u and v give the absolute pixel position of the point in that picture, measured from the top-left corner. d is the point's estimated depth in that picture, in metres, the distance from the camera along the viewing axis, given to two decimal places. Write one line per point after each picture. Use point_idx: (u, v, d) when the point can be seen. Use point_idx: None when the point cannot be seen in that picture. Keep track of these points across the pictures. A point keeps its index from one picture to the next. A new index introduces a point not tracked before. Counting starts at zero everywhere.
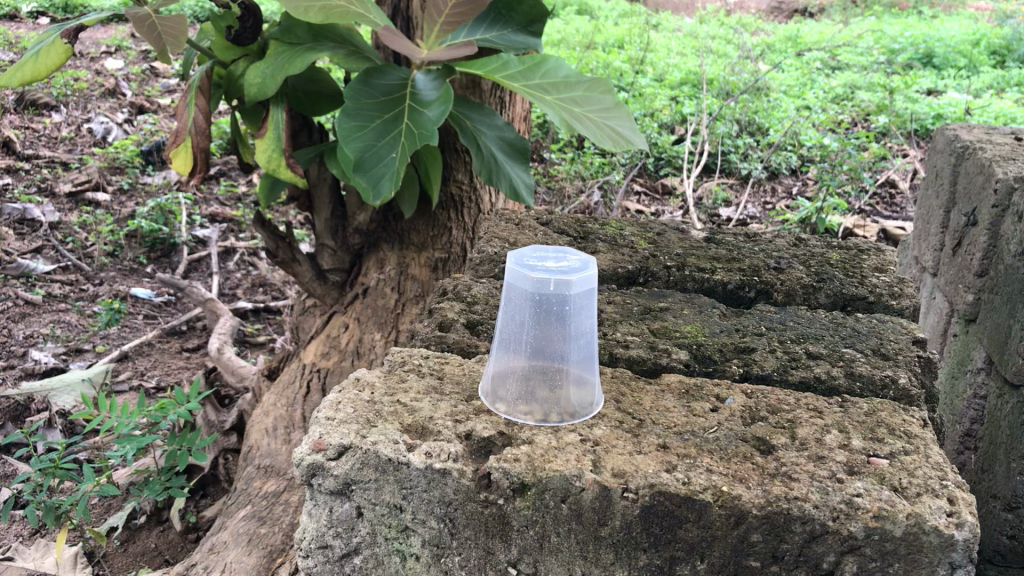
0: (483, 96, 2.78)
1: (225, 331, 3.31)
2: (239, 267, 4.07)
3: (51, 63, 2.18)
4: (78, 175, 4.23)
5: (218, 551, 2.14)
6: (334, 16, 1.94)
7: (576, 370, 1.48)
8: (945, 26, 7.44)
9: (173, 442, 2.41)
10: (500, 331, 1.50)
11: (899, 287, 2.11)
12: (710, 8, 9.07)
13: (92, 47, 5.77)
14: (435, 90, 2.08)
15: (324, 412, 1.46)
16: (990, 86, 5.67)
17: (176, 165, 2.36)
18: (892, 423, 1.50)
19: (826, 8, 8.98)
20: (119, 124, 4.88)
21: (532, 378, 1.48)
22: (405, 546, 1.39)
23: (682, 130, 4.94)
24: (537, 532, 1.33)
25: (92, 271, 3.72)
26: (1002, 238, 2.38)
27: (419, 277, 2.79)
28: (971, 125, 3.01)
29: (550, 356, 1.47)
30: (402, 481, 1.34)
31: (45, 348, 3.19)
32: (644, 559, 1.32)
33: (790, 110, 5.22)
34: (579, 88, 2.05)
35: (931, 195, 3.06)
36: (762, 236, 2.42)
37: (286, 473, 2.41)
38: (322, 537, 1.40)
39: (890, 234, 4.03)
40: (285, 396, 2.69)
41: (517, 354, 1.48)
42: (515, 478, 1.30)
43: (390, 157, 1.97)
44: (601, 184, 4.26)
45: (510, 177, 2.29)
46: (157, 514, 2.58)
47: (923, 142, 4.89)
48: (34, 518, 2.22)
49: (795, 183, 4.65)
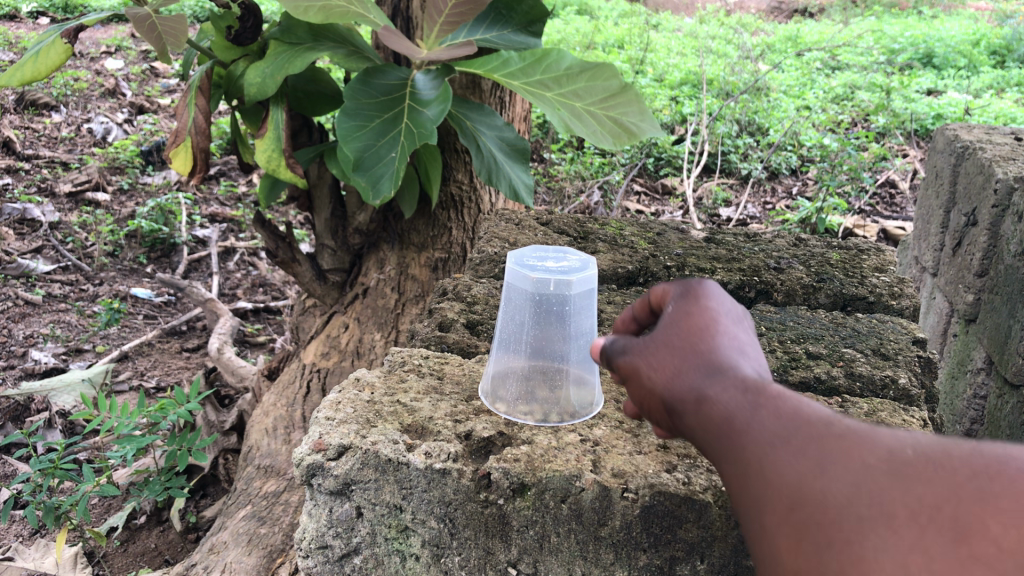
0: (483, 96, 2.78)
1: (225, 331, 3.31)
2: (239, 267, 4.06)
3: (51, 62, 2.18)
4: (78, 175, 4.23)
5: (218, 551, 2.13)
6: (333, 16, 1.93)
7: (576, 369, 1.48)
8: (945, 26, 7.44)
9: (173, 441, 2.41)
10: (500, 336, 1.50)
11: (900, 287, 2.12)
12: (710, 8, 9.10)
13: (92, 47, 5.77)
14: (434, 90, 2.07)
15: (323, 412, 1.46)
16: (990, 86, 5.68)
17: (176, 166, 2.36)
18: (892, 424, 1.50)
19: (826, 8, 9.00)
20: (119, 125, 4.88)
21: (531, 384, 1.48)
22: (405, 546, 1.39)
23: (681, 130, 4.94)
24: (537, 532, 1.33)
25: (92, 271, 3.72)
26: (1002, 238, 2.38)
27: (419, 277, 2.80)
28: (971, 125, 3.01)
29: (550, 356, 1.46)
30: (401, 481, 1.34)
31: (45, 349, 3.19)
32: (644, 559, 1.31)
33: (790, 110, 5.22)
34: (581, 79, 2.05)
35: (931, 196, 3.06)
36: (762, 235, 2.42)
37: (286, 473, 2.41)
38: (322, 537, 1.39)
39: (890, 234, 4.03)
40: (285, 395, 2.69)
41: (517, 353, 1.47)
42: (516, 478, 1.30)
43: (390, 156, 1.97)
44: (601, 184, 4.27)
45: (509, 177, 2.27)
46: (157, 514, 2.58)
47: (923, 143, 4.89)
48: (33, 517, 2.21)
49: (795, 184, 4.64)
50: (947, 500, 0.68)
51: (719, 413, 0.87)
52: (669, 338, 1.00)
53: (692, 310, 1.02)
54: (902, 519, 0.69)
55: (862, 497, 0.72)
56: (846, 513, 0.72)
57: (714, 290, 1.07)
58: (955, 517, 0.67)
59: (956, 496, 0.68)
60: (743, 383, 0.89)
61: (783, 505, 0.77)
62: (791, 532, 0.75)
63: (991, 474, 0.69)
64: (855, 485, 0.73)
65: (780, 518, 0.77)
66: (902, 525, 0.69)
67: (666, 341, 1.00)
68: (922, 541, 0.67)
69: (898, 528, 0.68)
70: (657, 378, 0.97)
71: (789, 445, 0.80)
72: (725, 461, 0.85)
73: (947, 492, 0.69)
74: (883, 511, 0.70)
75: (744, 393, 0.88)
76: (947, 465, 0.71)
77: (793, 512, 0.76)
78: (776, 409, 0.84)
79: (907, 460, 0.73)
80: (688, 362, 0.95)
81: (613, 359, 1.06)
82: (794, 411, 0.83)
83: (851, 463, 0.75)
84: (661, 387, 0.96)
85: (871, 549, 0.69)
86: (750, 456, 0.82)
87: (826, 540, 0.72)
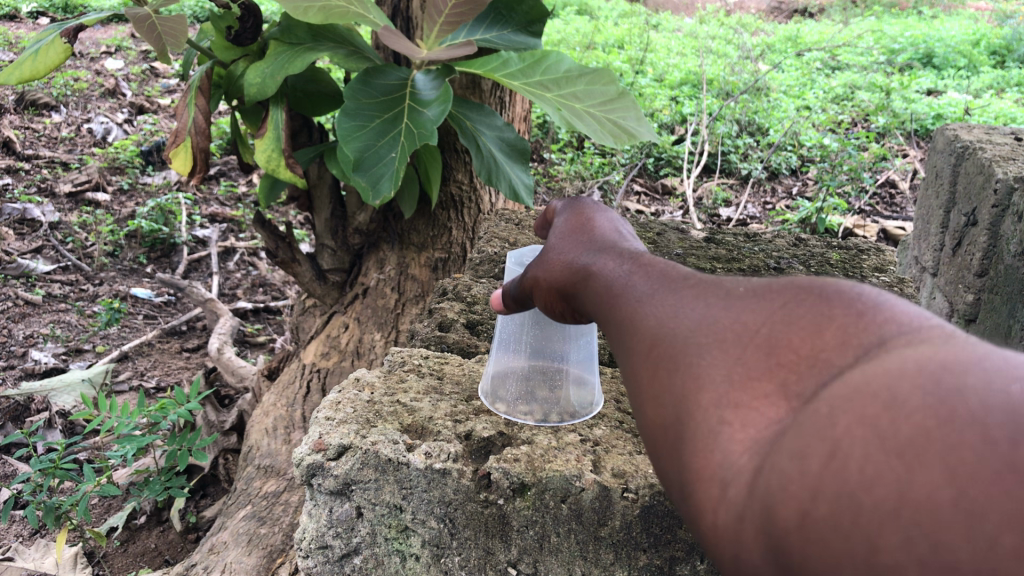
0: (483, 96, 2.78)
1: (225, 331, 3.31)
2: (239, 267, 4.06)
3: (50, 62, 2.18)
4: (78, 175, 4.24)
5: (218, 551, 2.13)
6: (334, 16, 1.93)
7: (576, 370, 1.48)
8: (945, 26, 7.45)
9: (173, 441, 2.41)
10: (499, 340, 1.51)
11: (899, 287, 2.12)
12: (710, 8, 9.10)
13: (92, 47, 5.76)
14: (434, 90, 2.08)
15: (323, 412, 1.46)
16: (990, 86, 5.68)
17: (176, 165, 2.35)
18: None
19: (826, 8, 9.00)
20: (119, 125, 4.89)
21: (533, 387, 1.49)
22: (405, 545, 1.39)
23: (681, 130, 4.94)
24: (537, 532, 1.33)
25: (92, 271, 3.72)
26: (1002, 238, 2.38)
27: (419, 277, 2.80)
28: (971, 125, 3.00)
29: (550, 357, 1.46)
30: (402, 481, 1.34)
31: (45, 349, 3.19)
32: (644, 559, 1.31)
33: (790, 111, 5.22)
34: (581, 82, 2.06)
35: (931, 195, 3.06)
36: (762, 236, 2.43)
37: (286, 473, 2.41)
38: (321, 537, 1.38)
39: (890, 234, 4.03)
40: (285, 395, 2.69)
41: (517, 354, 1.48)
42: (516, 479, 1.30)
43: (390, 157, 1.97)
44: (601, 184, 4.28)
45: (510, 177, 2.27)
46: (157, 514, 2.58)
47: (923, 143, 4.90)
48: (34, 517, 2.21)
49: (795, 183, 4.64)
50: (765, 321, 0.68)
51: (604, 285, 0.91)
52: (569, 239, 1.08)
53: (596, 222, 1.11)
54: (728, 338, 0.69)
55: (701, 327, 0.72)
56: (686, 342, 0.72)
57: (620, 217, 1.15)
58: (770, 333, 0.67)
59: (773, 317, 0.68)
60: (627, 260, 0.93)
61: (639, 348, 0.77)
62: (646, 367, 0.75)
63: (805, 293, 0.68)
64: (695, 318, 0.74)
65: (638, 357, 0.77)
66: (729, 343, 0.69)
67: (570, 243, 1.07)
68: (743, 355, 0.67)
69: (726, 346, 0.69)
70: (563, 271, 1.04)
71: (649, 295, 0.82)
72: (605, 324, 0.87)
73: (763, 313, 0.69)
74: (714, 333, 0.70)
75: (626, 267, 0.91)
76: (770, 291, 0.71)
77: (647, 350, 0.76)
78: (646, 274, 0.87)
79: (741, 294, 0.73)
80: (583, 253, 1.02)
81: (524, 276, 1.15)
82: (660, 273, 0.86)
83: (696, 303, 0.76)
84: (558, 279, 1.03)
85: (703, 367, 0.69)
86: (620, 311, 0.84)
87: (669, 370, 0.72)
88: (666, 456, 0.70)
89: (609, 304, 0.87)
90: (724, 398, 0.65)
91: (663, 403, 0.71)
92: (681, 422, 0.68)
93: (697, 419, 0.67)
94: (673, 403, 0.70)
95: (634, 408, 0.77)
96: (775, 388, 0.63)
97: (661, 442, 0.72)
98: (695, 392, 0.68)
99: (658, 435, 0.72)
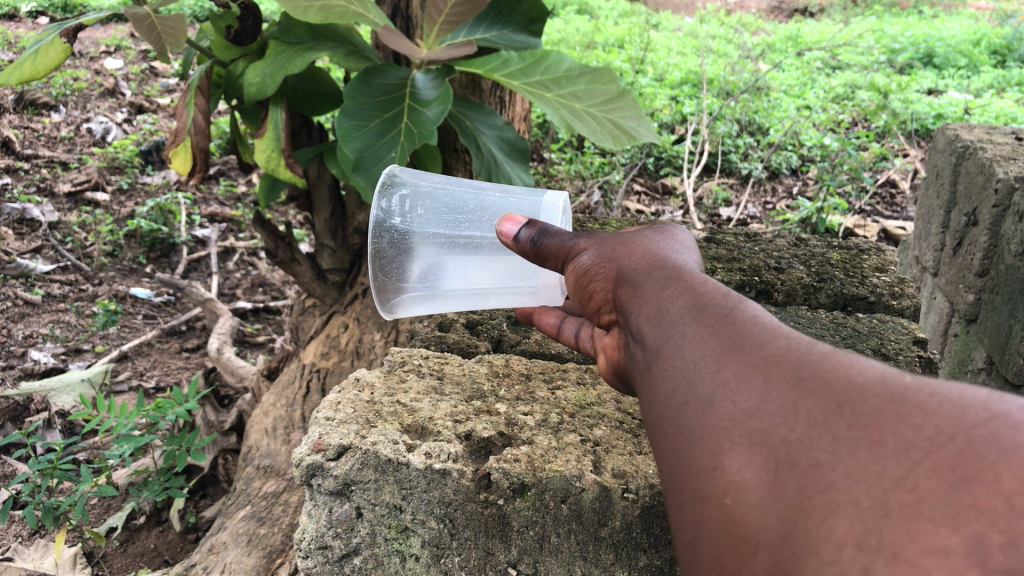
0: (483, 96, 2.78)
1: (225, 331, 3.30)
2: (239, 267, 4.05)
3: (49, 62, 2.17)
4: (77, 175, 4.23)
5: (218, 551, 2.12)
6: (333, 16, 1.93)
7: (423, 287, 1.45)
8: (946, 25, 7.41)
9: (173, 441, 2.40)
10: (470, 205, 1.45)
11: (899, 287, 2.14)
12: (710, 7, 9.07)
13: (92, 46, 5.73)
14: (435, 90, 2.06)
15: (323, 412, 1.45)
16: (991, 86, 5.66)
17: (175, 165, 2.35)
18: None
19: (826, 8, 8.93)
20: (119, 125, 4.88)
21: (425, 251, 1.45)
22: (405, 546, 1.37)
23: (681, 130, 4.93)
24: (537, 532, 1.32)
25: (92, 271, 3.71)
26: (1002, 239, 2.38)
27: None
28: (971, 125, 2.99)
29: (437, 252, 1.44)
30: (401, 481, 1.33)
31: (45, 349, 3.19)
32: (644, 559, 1.30)
33: (790, 110, 5.21)
34: (581, 81, 2.09)
35: (931, 195, 3.06)
36: (762, 236, 2.41)
37: (285, 473, 2.41)
38: (321, 538, 1.37)
39: (890, 234, 4.03)
40: (285, 395, 2.68)
41: (439, 221, 1.45)
42: (516, 479, 1.30)
43: (390, 157, 1.98)
44: (601, 184, 4.28)
45: (509, 176, 2.26)
46: (157, 515, 2.58)
47: (923, 142, 4.89)
48: (34, 518, 2.20)
49: (795, 183, 4.63)
50: (958, 434, 0.68)
51: (689, 324, 0.93)
52: (645, 265, 1.10)
53: (673, 245, 1.18)
54: (883, 454, 0.69)
55: (840, 421, 0.73)
56: (815, 437, 0.73)
57: (686, 247, 1.19)
58: (954, 460, 0.66)
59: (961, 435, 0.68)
60: (718, 302, 0.95)
61: (734, 412, 0.80)
62: (746, 443, 0.77)
63: (1007, 420, 0.68)
64: (834, 402, 0.75)
65: (726, 423, 0.80)
66: (885, 457, 0.69)
67: (642, 254, 1.13)
68: (912, 482, 0.66)
69: (886, 460, 0.68)
70: (625, 278, 1.09)
71: (748, 348, 0.85)
72: (675, 356, 0.91)
73: (946, 427, 0.69)
74: (867, 437, 0.71)
75: (717, 310, 0.93)
76: (943, 399, 0.71)
77: (744, 422, 0.79)
78: (747, 325, 0.89)
79: (899, 386, 0.75)
80: (657, 282, 1.04)
81: (579, 265, 1.17)
82: (759, 327, 0.88)
83: (829, 376, 0.78)
84: (627, 294, 1.06)
85: (842, 484, 0.69)
86: (701, 346, 0.89)
87: (782, 466, 0.74)
88: (755, 562, 0.73)
89: (687, 334, 0.92)
90: (876, 540, 0.65)
91: (757, 510, 0.74)
92: (790, 544, 0.70)
93: (824, 554, 0.67)
94: (783, 516, 0.72)
95: (694, 476, 0.81)
96: (967, 541, 0.62)
97: (734, 545, 0.75)
98: (827, 514, 0.68)
99: (736, 538, 0.75)
